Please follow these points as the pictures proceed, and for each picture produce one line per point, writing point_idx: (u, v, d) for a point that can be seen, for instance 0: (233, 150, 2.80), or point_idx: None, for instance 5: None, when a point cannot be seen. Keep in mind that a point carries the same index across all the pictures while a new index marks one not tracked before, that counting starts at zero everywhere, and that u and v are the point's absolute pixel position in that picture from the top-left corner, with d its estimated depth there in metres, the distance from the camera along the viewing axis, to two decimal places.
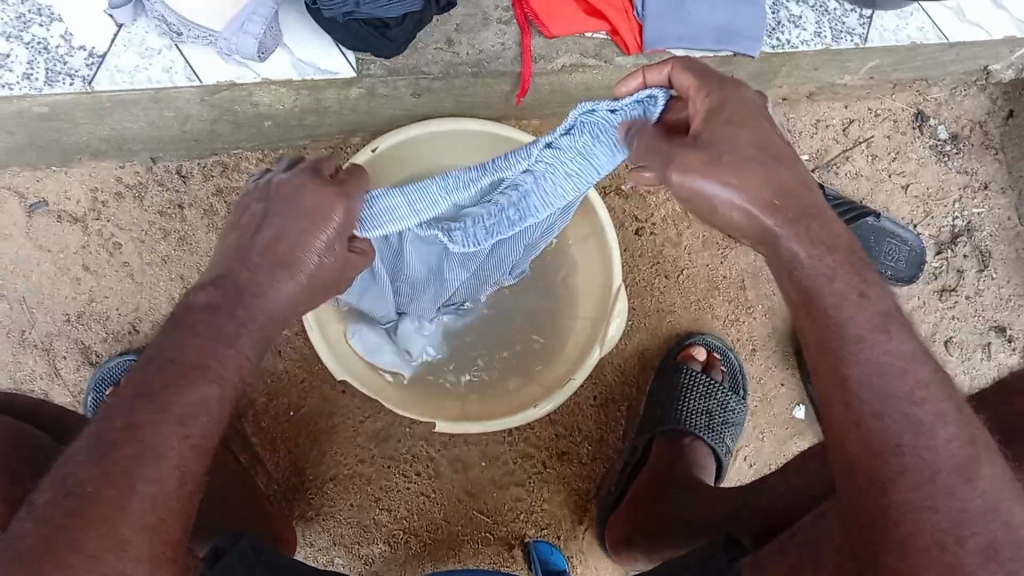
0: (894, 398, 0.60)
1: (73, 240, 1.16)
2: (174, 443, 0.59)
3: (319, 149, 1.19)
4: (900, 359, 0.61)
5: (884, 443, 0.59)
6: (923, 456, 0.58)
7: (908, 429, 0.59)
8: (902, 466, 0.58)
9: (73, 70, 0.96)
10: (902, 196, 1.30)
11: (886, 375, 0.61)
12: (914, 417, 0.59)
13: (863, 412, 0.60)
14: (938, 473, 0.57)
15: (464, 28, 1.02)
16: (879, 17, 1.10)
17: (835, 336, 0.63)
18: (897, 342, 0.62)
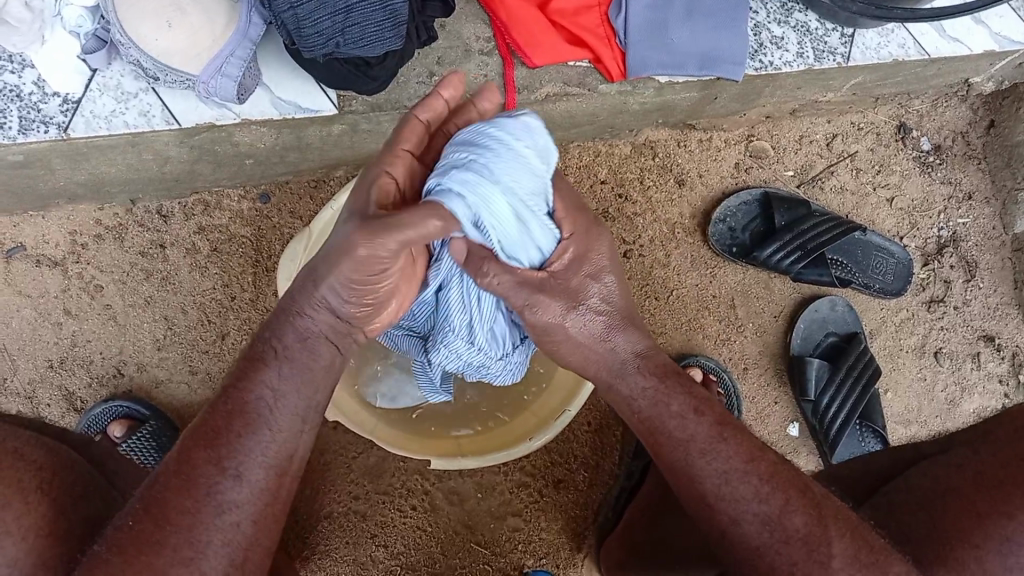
0: (745, 502, 0.70)
1: (53, 284, 1.14)
2: (208, 474, 0.66)
3: (302, 182, 1.18)
4: (735, 466, 0.72)
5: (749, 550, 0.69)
6: (780, 552, 0.68)
7: (764, 528, 0.69)
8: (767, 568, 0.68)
9: (47, 117, 0.94)
10: (887, 209, 1.30)
11: (731, 482, 0.71)
12: (765, 513, 0.70)
13: (722, 523, 0.71)
14: (795, 565, 0.67)
15: (446, 61, 1.01)
16: (861, 36, 1.10)
17: (689, 453, 0.74)
18: (735, 449, 0.73)
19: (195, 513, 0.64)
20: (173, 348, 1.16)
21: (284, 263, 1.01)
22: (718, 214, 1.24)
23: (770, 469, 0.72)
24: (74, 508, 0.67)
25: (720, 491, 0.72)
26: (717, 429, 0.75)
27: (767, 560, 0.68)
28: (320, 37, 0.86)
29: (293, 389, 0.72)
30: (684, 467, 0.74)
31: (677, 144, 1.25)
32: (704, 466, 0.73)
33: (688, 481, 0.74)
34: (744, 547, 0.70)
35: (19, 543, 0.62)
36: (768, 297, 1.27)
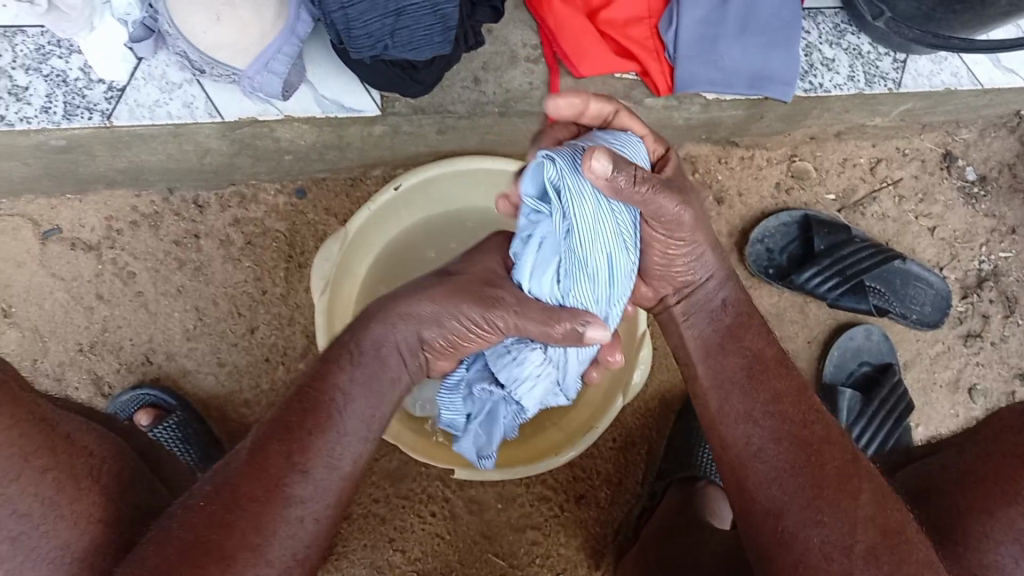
0: (786, 422, 0.71)
1: (87, 268, 1.14)
2: (284, 465, 0.63)
3: (339, 180, 1.17)
4: (788, 397, 0.73)
5: (775, 471, 0.68)
6: (810, 472, 0.66)
7: (799, 450, 0.68)
8: (792, 486, 0.66)
9: (92, 103, 0.94)
10: (928, 238, 1.28)
11: (779, 407, 0.72)
12: (803, 439, 0.69)
13: (757, 442, 0.71)
14: (824, 488, 0.65)
15: (491, 66, 1.00)
16: (913, 62, 1.08)
17: (746, 373, 0.75)
18: (792, 382, 0.75)
19: (267, 504, 0.61)
20: (202, 339, 1.15)
21: (319, 262, 1.00)
22: (756, 234, 1.22)
23: (819, 408, 0.73)
24: (123, 495, 0.66)
25: (764, 412, 0.72)
26: (773, 361, 0.76)
27: (795, 480, 0.66)
28: (369, 39, 0.86)
29: (362, 394, 0.69)
30: (737, 383, 0.75)
31: (719, 161, 1.23)
32: (760, 388, 0.74)
33: (736, 399, 0.74)
34: (770, 465, 0.69)
35: (73, 529, 0.61)
36: (802, 321, 1.25)
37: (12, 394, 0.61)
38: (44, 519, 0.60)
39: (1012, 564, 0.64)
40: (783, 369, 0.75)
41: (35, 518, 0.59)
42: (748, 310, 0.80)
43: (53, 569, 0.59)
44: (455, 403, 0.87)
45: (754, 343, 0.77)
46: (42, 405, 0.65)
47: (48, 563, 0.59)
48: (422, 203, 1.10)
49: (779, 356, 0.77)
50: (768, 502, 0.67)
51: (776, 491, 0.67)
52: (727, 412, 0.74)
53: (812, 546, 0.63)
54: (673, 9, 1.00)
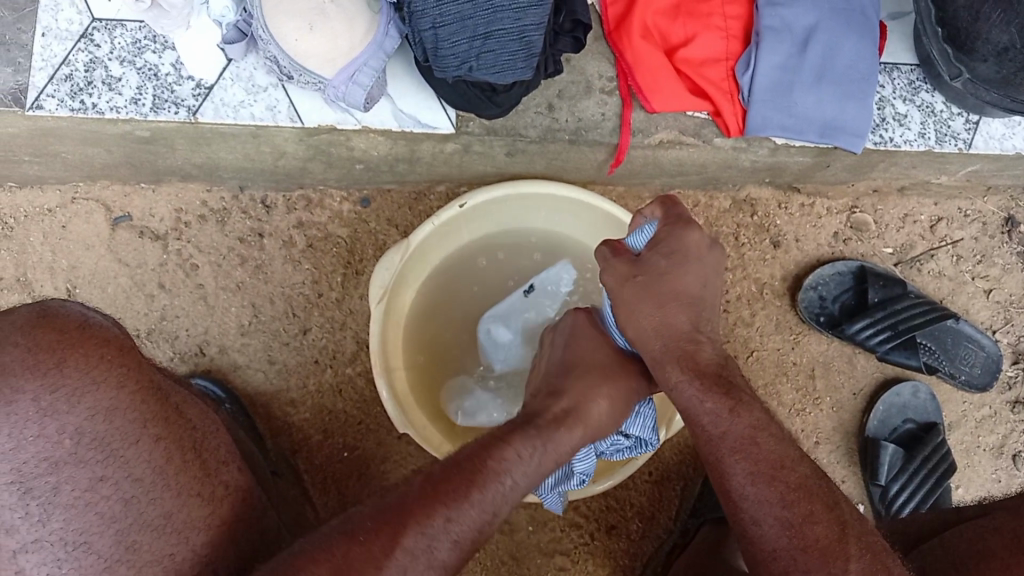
0: (767, 503, 0.73)
1: (152, 257, 1.17)
2: (437, 524, 0.68)
3: (403, 193, 1.20)
4: (765, 469, 0.74)
5: (768, 550, 0.72)
6: (796, 556, 0.71)
7: (783, 530, 0.72)
8: (783, 569, 0.71)
9: (179, 98, 0.97)
10: (983, 300, 1.27)
11: (756, 483, 0.73)
12: (786, 518, 0.72)
13: (746, 521, 0.74)
14: (809, 573, 0.69)
15: (566, 95, 1.02)
16: (986, 124, 1.08)
17: (721, 446, 0.76)
18: (766, 450, 0.75)
19: (413, 559, 0.66)
20: (255, 335, 1.18)
21: (378, 272, 1.00)
22: (811, 281, 1.22)
23: (798, 479, 0.74)
24: (219, 471, 0.74)
25: (744, 490, 0.74)
26: (746, 432, 0.76)
27: (781, 562, 0.71)
28: (455, 59, 0.88)
29: (523, 477, 0.77)
30: (716, 461, 0.76)
31: (779, 206, 1.24)
32: (733, 462, 0.75)
33: (718, 475, 0.76)
34: (765, 543, 0.72)
35: (175, 498, 0.69)
36: (849, 372, 1.25)
37: (136, 359, 0.70)
38: (153, 486, 0.68)
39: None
40: (765, 431, 0.76)
41: (146, 485, 0.68)
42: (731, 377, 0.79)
43: (154, 535, 0.67)
44: (587, 462, 0.93)
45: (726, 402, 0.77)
46: (155, 372, 0.73)
47: (147, 524, 0.67)
48: (483, 221, 1.11)
49: (754, 421, 0.76)
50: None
51: (768, 571, 0.72)
52: (717, 486, 0.77)
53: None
54: (751, 53, 1.01)
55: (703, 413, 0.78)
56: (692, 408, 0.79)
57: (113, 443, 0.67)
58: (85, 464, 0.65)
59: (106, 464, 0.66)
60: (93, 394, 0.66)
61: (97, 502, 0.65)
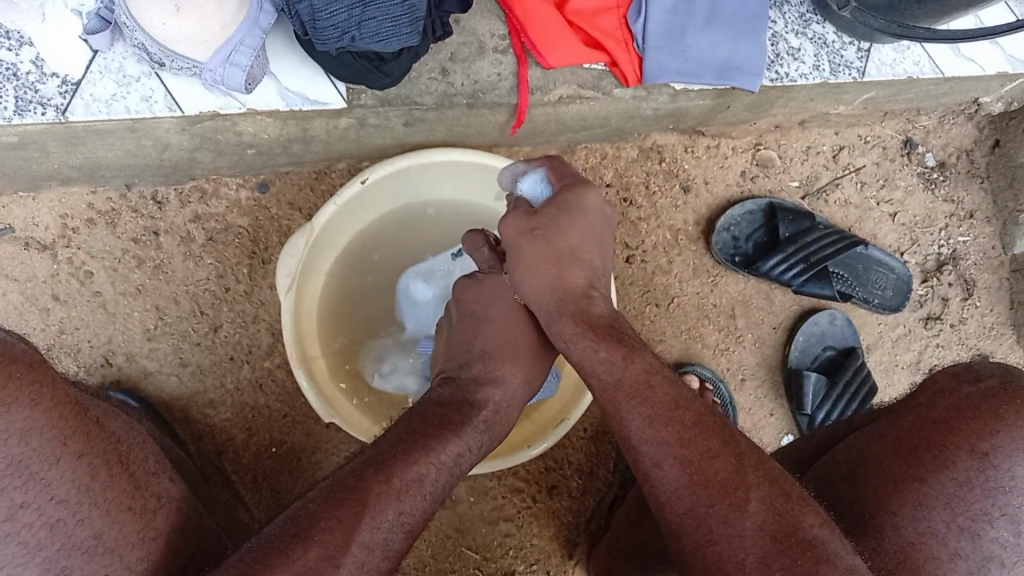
0: (665, 444, 0.71)
1: (41, 268, 1.10)
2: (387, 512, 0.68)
3: (302, 174, 1.15)
4: (659, 411, 0.73)
5: (667, 492, 0.70)
6: (694, 491, 0.69)
7: (683, 470, 0.70)
8: (684, 509, 0.69)
9: (45, 98, 0.90)
10: (889, 224, 1.30)
11: (654, 426, 0.72)
12: (684, 456, 0.70)
13: (646, 464, 0.72)
14: (711, 507, 0.68)
15: (458, 57, 0.99)
16: (876, 51, 1.09)
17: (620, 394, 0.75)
18: (662, 394, 0.74)
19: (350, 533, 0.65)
20: (164, 339, 1.12)
21: (285, 259, 0.96)
22: (722, 222, 1.23)
23: (693, 417, 0.73)
24: (147, 484, 0.72)
25: (644, 435, 0.73)
26: (635, 381, 0.75)
27: (683, 500, 0.69)
28: (336, 30, 0.83)
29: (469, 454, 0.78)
30: (613, 408, 0.75)
31: (685, 150, 1.23)
32: (630, 407, 0.74)
33: (615, 422, 0.75)
34: (662, 488, 0.71)
35: (105, 516, 0.67)
36: (768, 308, 1.26)
37: (50, 377, 0.66)
38: (81, 505, 0.65)
39: (941, 527, 0.74)
40: (651, 383, 0.75)
41: (73, 506, 0.65)
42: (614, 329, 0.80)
43: (85, 559, 0.65)
44: None
45: (611, 357, 0.77)
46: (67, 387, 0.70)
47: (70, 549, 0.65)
48: (391, 197, 1.08)
49: (648, 367, 0.77)
50: (671, 523, 0.70)
51: (671, 511, 0.70)
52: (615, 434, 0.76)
53: (710, 565, 0.66)
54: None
55: (591, 368, 0.78)
56: (588, 362, 0.79)
57: (32, 466, 0.63)
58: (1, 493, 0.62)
59: (24, 489, 0.63)
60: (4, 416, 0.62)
61: (19, 532, 0.62)
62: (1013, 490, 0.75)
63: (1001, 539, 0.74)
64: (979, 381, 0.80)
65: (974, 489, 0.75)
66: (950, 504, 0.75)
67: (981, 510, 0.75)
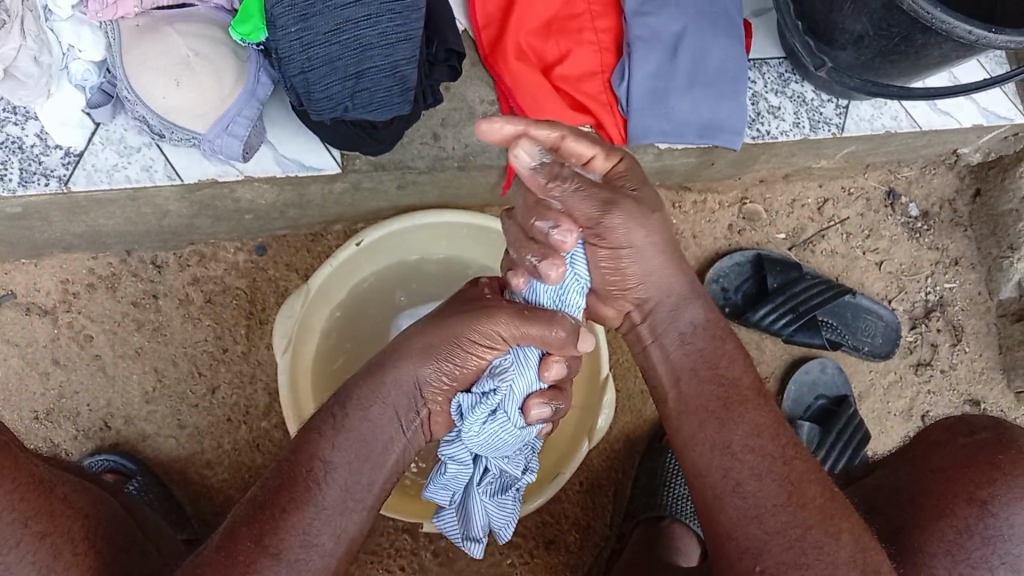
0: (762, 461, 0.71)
1: (42, 333, 1.12)
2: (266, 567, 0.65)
3: (299, 237, 1.18)
4: (758, 430, 0.73)
5: (760, 507, 0.69)
6: (790, 512, 0.69)
7: (782, 488, 0.70)
8: (777, 526, 0.68)
9: (48, 169, 0.93)
10: (876, 272, 1.32)
11: (757, 442, 0.72)
12: (786, 475, 0.71)
13: (738, 477, 0.71)
14: (810, 529, 0.68)
15: (449, 123, 1.02)
16: (854, 107, 1.12)
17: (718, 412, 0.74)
18: (755, 414, 0.74)
19: None
20: (162, 400, 1.14)
21: (280, 320, 1.00)
22: (711, 275, 1.25)
23: (790, 438, 0.74)
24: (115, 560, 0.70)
25: (745, 444, 0.72)
26: (750, 391, 0.75)
27: (778, 520, 0.69)
28: (330, 101, 0.87)
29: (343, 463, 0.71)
30: (721, 411, 0.74)
31: (672, 205, 1.26)
32: (740, 417, 0.73)
33: (716, 425, 0.73)
34: (751, 502, 0.70)
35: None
36: (760, 358, 1.28)
37: (12, 457, 0.67)
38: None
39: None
40: (758, 399, 0.75)
41: None
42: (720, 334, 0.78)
43: None
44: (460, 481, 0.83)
45: (734, 353, 0.77)
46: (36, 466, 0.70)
47: None
48: (387, 256, 1.10)
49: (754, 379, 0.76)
50: (748, 539, 0.69)
51: (758, 528, 0.69)
52: (695, 435, 0.74)
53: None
54: (624, 63, 1.03)
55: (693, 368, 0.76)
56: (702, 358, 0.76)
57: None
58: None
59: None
60: None
61: None
62: (1014, 538, 0.72)
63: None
64: (973, 433, 0.80)
65: (973, 536, 0.73)
66: (951, 552, 0.72)
67: (983, 558, 0.72)
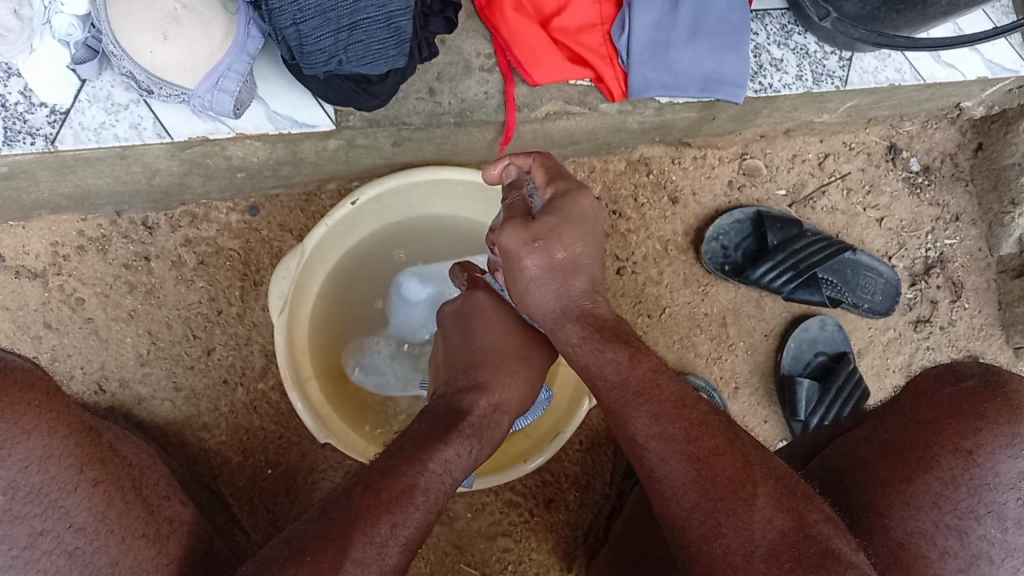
0: (670, 440, 0.71)
1: (33, 297, 1.10)
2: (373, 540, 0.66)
3: (292, 196, 1.16)
4: (667, 409, 0.72)
5: (674, 485, 0.70)
6: (705, 482, 0.69)
7: (692, 463, 0.70)
8: (693, 502, 0.69)
9: (34, 128, 0.91)
10: (876, 229, 1.31)
11: (660, 424, 0.72)
12: (693, 452, 0.70)
13: (650, 462, 0.72)
14: (720, 501, 0.68)
15: (445, 77, 0.99)
16: (859, 60, 1.10)
17: (624, 395, 0.75)
18: (668, 393, 0.74)
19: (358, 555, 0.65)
20: (157, 363, 1.12)
21: (275, 281, 0.96)
22: (711, 233, 1.24)
23: (699, 418, 0.72)
24: (160, 506, 0.78)
25: (651, 432, 0.72)
26: (642, 383, 0.75)
27: (690, 496, 0.69)
28: (323, 54, 0.84)
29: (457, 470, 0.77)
30: (619, 407, 0.74)
31: (672, 161, 1.24)
32: (637, 408, 0.73)
33: (621, 420, 0.74)
34: (668, 483, 0.70)
35: (120, 542, 0.71)
36: (759, 316, 1.27)
37: (64, 403, 0.71)
38: (97, 534, 0.69)
39: (930, 526, 0.75)
40: (657, 385, 0.75)
41: (89, 533, 0.69)
42: (608, 324, 0.80)
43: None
44: None
45: (618, 357, 0.77)
46: (81, 413, 0.75)
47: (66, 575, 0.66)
48: (383, 217, 1.08)
49: (654, 367, 0.76)
50: (674, 520, 0.70)
51: (677, 506, 0.70)
52: (618, 431, 0.75)
53: (716, 559, 0.66)
54: (624, 15, 1.01)
55: (599, 369, 0.77)
56: (593, 365, 0.78)
57: (50, 493, 0.67)
58: (24, 519, 0.66)
59: (44, 517, 0.67)
60: (25, 443, 0.66)
61: (37, 559, 0.66)
62: (999, 486, 0.76)
63: (990, 536, 0.74)
64: (959, 381, 0.81)
65: (959, 487, 0.76)
66: (938, 503, 0.76)
67: (969, 508, 0.76)
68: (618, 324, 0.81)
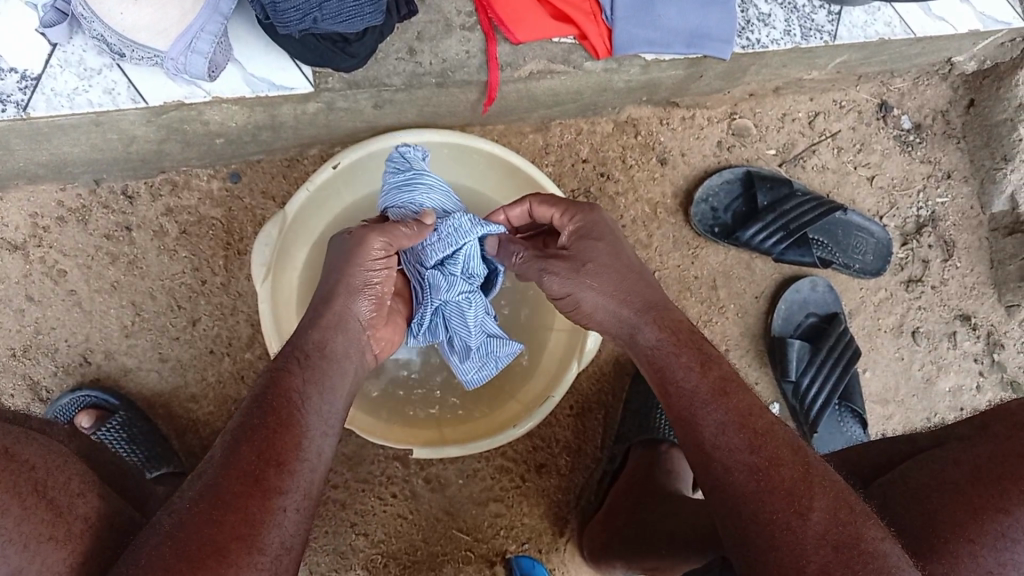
0: (736, 452, 0.69)
1: (14, 269, 1.08)
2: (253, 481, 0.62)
3: (274, 162, 1.14)
4: (733, 418, 0.71)
5: (737, 498, 0.67)
6: (763, 498, 0.66)
7: (751, 475, 0.67)
8: (750, 514, 0.66)
9: (5, 94, 0.89)
10: (867, 187, 1.30)
11: (725, 432, 0.70)
12: (754, 463, 0.68)
13: (715, 473, 0.69)
14: (775, 512, 0.65)
15: (426, 36, 0.97)
16: (847, 14, 1.08)
17: (690, 401, 0.73)
18: (734, 404, 0.72)
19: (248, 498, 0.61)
20: (141, 334, 1.11)
21: (257, 248, 0.96)
22: (700, 194, 1.22)
23: (763, 427, 0.70)
24: (73, 506, 0.65)
25: (716, 441, 0.70)
26: (716, 386, 0.73)
27: (751, 509, 0.66)
28: (297, 12, 0.81)
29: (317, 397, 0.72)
30: (687, 416, 0.73)
31: (660, 122, 1.23)
32: (705, 415, 0.72)
33: (688, 429, 0.73)
34: (731, 495, 0.68)
35: (22, 550, 0.59)
36: (749, 277, 1.26)
37: None
38: None
39: None
40: (740, 387, 0.74)
41: None
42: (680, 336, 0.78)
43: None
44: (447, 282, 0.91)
45: (689, 364, 0.76)
46: None
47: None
48: (368, 183, 1.07)
49: (723, 374, 0.75)
50: (735, 530, 0.66)
51: (737, 517, 0.66)
52: (682, 441, 0.73)
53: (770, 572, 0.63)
54: None
55: (669, 375, 0.76)
56: (668, 372, 0.76)
57: None
58: None
59: None
60: None
61: None
62: None
63: None
64: None
65: None
66: (992, 495, 0.67)
67: None
68: (691, 327, 0.80)
